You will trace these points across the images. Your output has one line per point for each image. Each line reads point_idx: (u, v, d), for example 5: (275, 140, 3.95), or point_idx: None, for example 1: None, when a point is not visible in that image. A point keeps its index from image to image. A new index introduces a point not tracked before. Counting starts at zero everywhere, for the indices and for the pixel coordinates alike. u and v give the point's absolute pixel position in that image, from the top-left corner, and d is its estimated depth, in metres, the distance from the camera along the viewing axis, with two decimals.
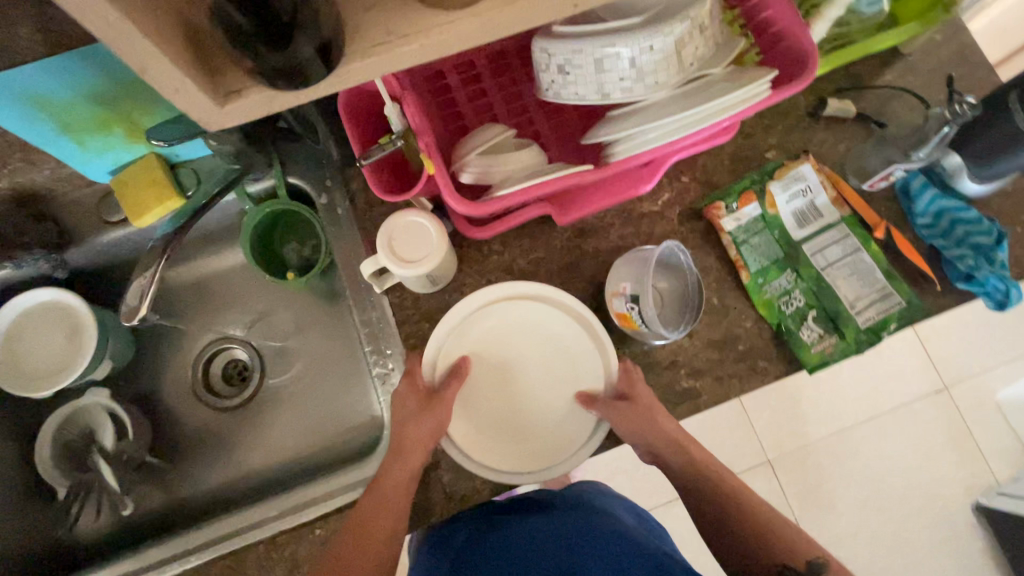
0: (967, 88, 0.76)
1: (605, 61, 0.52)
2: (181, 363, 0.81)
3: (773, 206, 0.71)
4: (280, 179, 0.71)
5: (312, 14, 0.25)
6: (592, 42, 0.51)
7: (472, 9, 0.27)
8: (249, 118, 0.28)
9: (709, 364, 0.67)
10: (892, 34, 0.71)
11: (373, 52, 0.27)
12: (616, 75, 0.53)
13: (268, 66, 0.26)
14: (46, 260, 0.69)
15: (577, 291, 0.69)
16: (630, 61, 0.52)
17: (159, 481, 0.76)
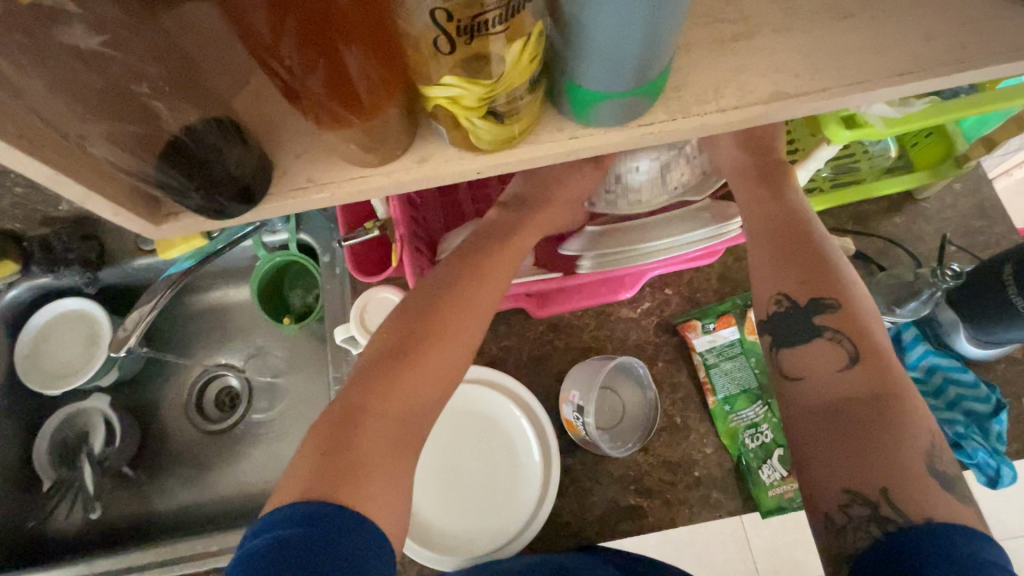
0: (982, 243, 0.73)
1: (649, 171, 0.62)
2: (181, 382, 0.88)
3: (752, 333, 0.70)
4: (293, 234, 0.78)
5: (232, 167, 0.29)
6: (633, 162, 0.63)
7: (383, 169, 0.31)
8: (189, 232, 0.32)
9: (659, 486, 0.65)
10: (899, 181, 0.71)
11: (291, 196, 0.31)
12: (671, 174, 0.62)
13: (187, 201, 0.29)
14: (81, 276, 0.79)
15: (543, 385, 0.70)
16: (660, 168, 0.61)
17: (134, 490, 0.81)
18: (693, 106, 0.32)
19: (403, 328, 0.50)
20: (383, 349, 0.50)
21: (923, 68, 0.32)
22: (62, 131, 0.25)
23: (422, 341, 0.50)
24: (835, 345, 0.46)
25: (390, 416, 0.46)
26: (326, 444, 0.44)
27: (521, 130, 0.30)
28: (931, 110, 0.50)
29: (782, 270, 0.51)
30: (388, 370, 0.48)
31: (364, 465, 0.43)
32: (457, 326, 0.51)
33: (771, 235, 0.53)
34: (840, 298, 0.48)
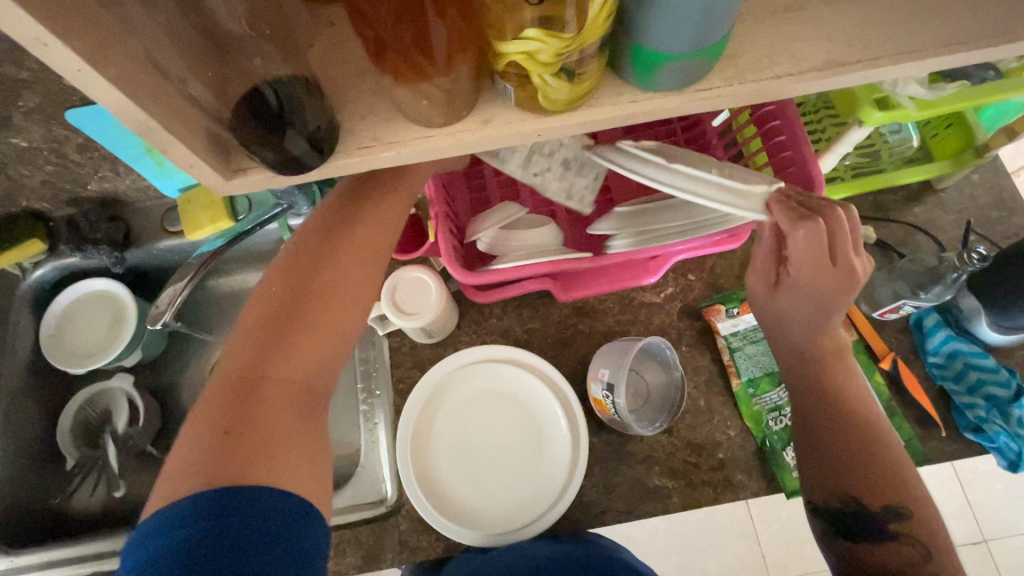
0: (1001, 232, 0.74)
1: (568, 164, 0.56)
2: (201, 365, 0.88)
3: None
4: None
5: (308, 118, 0.30)
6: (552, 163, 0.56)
7: (448, 128, 0.32)
8: (254, 189, 0.33)
9: (684, 467, 0.66)
10: (920, 170, 0.72)
11: (358, 154, 0.32)
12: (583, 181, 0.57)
13: (255, 151, 0.30)
14: (107, 256, 0.80)
15: (567, 368, 0.71)
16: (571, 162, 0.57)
17: (153, 471, 0.81)
18: (748, 72, 0.33)
19: (288, 285, 0.44)
20: (268, 309, 0.43)
21: (972, 39, 0.33)
22: (150, 79, 0.26)
23: (309, 296, 0.44)
24: (905, 543, 0.48)
25: (285, 381, 0.41)
26: (215, 417, 0.38)
27: (585, 92, 0.31)
28: (960, 93, 0.52)
29: (854, 469, 0.51)
30: (274, 341, 0.42)
31: (272, 437, 0.39)
32: (355, 277, 0.45)
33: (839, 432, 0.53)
34: (900, 493, 0.50)
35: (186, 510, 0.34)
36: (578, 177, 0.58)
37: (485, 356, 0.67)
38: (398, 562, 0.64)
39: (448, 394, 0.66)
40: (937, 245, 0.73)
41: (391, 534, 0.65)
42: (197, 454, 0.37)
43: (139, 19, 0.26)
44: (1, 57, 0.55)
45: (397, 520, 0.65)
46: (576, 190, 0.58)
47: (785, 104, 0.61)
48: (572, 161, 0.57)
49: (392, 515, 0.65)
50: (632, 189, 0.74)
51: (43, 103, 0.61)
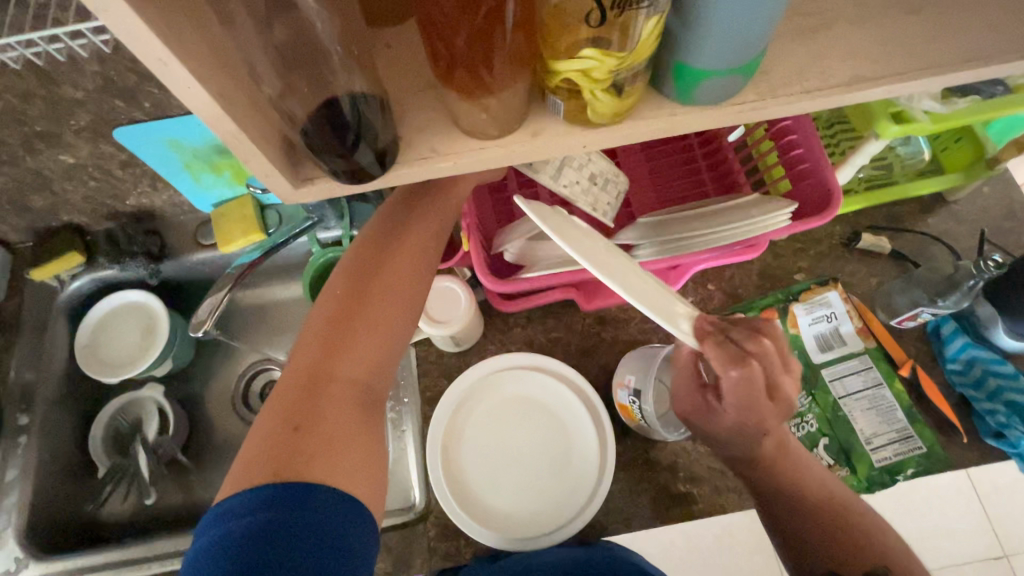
0: (1013, 242, 0.76)
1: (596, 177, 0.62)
2: (228, 375, 0.90)
3: (795, 326, 0.73)
4: (346, 231, 0.81)
5: (376, 132, 0.32)
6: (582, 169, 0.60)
7: (501, 140, 0.34)
8: (317, 198, 0.35)
9: (709, 473, 0.67)
10: (932, 182, 0.74)
11: (417, 163, 0.34)
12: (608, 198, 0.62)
13: (325, 161, 0.32)
14: (144, 268, 0.83)
15: (591, 376, 0.72)
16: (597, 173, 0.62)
17: (181, 480, 0.83)
18: (779, 87, 0.35)
19: (350, 287, 0.46)
20: (333, 310, 0.45)
21: (986, 57, 0.35)
22: (238, 95, 0.29)
23: (368, 299, 0.46)
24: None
25: (349, 380, 0.44)
26: (286, 414, 0.41)
27: (629, 106, 0.34)
28: (973, 108, 0.54)
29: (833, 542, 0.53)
30: (335, 341, 0.44)
31: (336, 435, 0.41)
32: (408, 280, 0.48)
33: (802, 517, 0.55)
34: (868, 541, 0.53)
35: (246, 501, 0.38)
36: (604, 192, 0.62)
37: (521, 364, 0.69)
38: (428, 567, 0.65)
39: (485, 398, 0.68)
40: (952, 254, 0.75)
41: (420, 540, 0.66)
42: (271, 447, 0.39)
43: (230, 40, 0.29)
44: (60, 79, 0.58)
45: (426, 526, 0.66)
46: (601, 203, 0.62)
47: (794, 120, 0.65)
48: (599, 178, 0.62)
49: (422, 521, 0.66)
50: (651, 202, 0.77)
51: (94, 122, 0.65)
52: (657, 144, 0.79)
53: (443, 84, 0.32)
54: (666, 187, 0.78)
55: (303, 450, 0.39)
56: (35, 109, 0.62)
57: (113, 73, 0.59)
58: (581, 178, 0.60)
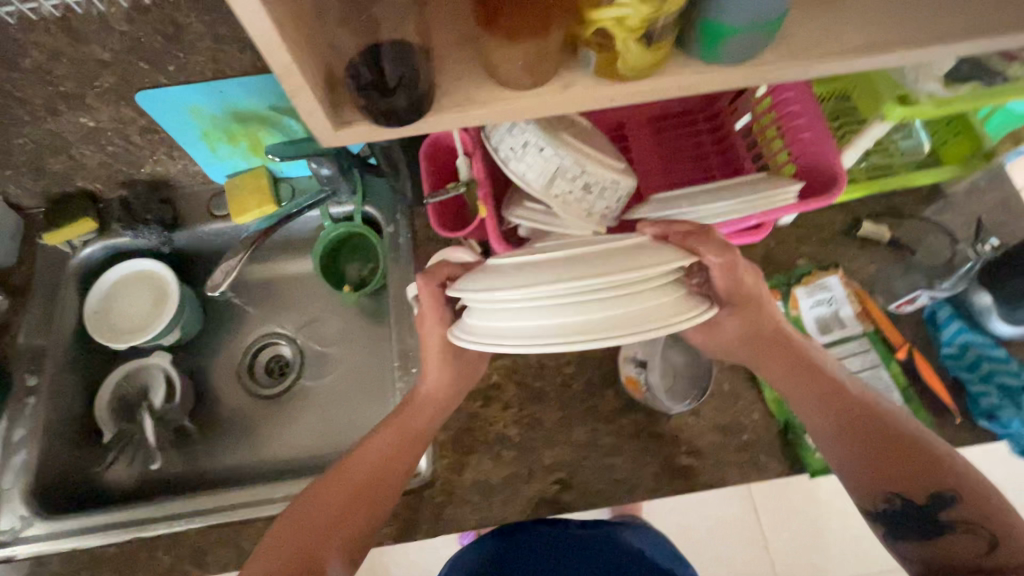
0: (1009, 234, 0.79)
1: (594, 188, 0.59)
2: (234, 350, 0.92)
3: (796, 308, 0.75)
4: (359, 205, 0.82)
5: (416, 79, 0.34)
6: (579, 179, 0.58)
7: (533, 92, 0.36)
8: (353, 144, 0.37)
9: (711, 448, 0.69)
10: (930, 173, 0.77)
11: (452, 111, 0.36)
12: (605, 203, 0.61)
13: (367, 99, 0.35)
14: (157, 236, 0.82)
15: (596, 353, 0.74)
16: (596, 184, 0.59)
17: (186, 448, 0.84)
18: (799, 51, 0.37)
19: (292, 530, 0.59)
20: (291, 526, 0.59)
21: (991, 29, 0.37)
22: (292, 29, 0.30)
23: (358, 499, 0.61)
24: (968, 535, 0.54)
25: (374, 468, 0.63)
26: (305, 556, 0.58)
27: (661, 59, 0.35)
28: (975, 92, 0.56)
29: (879, 472, 0.58)
30: (343, 513, 0.61)
31: (321, 526, 0.60)
32: (388, 480, 0.62)
33: (866, 440, 0.59)
34: (944, 483, 0.56)
35: None
36: (601, 199, 0.60)
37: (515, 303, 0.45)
38: (432, 532, 0.67)
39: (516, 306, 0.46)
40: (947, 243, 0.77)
41: (427, 506, 0.67)
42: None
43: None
44: (88, 38, 0.60)
45: (432, 493, 0.67)
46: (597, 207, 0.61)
47: (821, 135, 0.65)
48: (597, 185, 0.60)
49: (427, 487, 0.68)
50: (659, 185, 0.79)
51: (118, 84, 0.65)
52: (665, 130, 0.81)
53: (486, 33, 0.35)
54: (675, 171, 0.79)
55: (351, 513, 0.61)
56: (62, 69, 0.63)
57: (141, 34, 0.60)
58: (577, 186, 0.59)
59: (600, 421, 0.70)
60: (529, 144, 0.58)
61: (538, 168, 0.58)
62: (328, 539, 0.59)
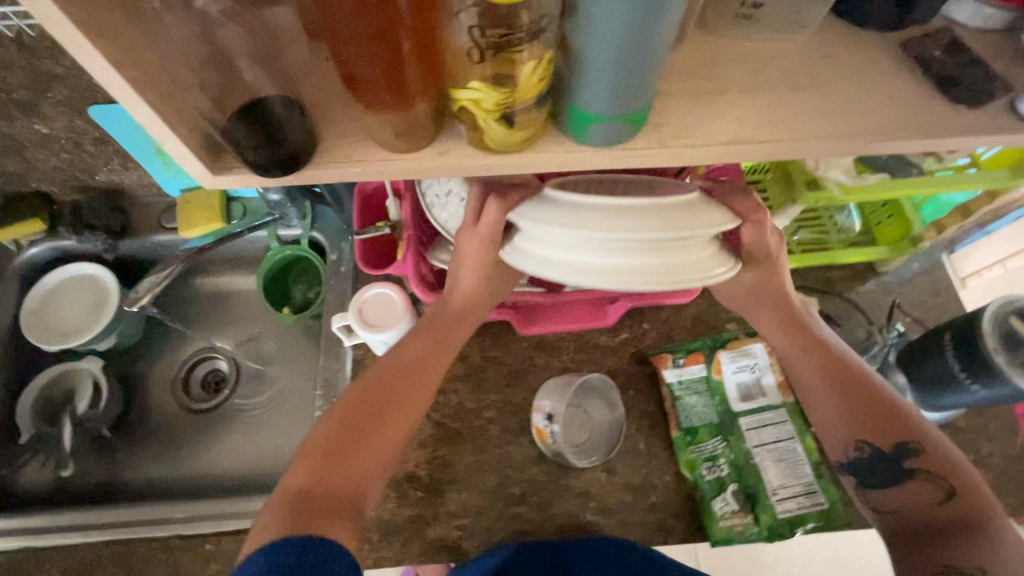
0: (937, 317, 0.80)
1: None
2: (171, 360, 0.92)
3: (719, 373, 0.75)
4: (306, 230, 0.84)
5: (292, 135, 0.36)
6: None
7: (409, 155, 0.38)
8: (234, 188, 0.38)
9: (618, 506, 0.69)
10: (861, 251, 0.78)
11: (329, 166, 0.37)
12: None
13: (240, 150, 0.36)
14: (102, 242, 0.84)
15: (518, 398, 0.74)
16: None
17: (106, 456, 0.83)
18: (668, 140, 0.38)
19: (370, 386, 0.55)
20: (325, 432, 0.51)
21: (854, 135, 0.39)
22: (161, 83, 0.32)
23: (371, 417, 0.53)
24: (925, 483, 0.51)
25: (395, 407, 0.55)
26: (289, 506, 0.46)
27: (528, 137, 0.37)
28: (886, 184, 0.58)
29: (857, 418, 0.55)
30: (340, 440, 0.51)
31: (343, 459, 0.50)
32: (404, 411, 0.55)
33: (834, 394, 0.57)
34: (916, 436, 0.53)
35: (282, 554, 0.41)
36: None
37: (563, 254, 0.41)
38: None
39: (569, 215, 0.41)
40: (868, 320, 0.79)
41: None
42: (276, 510, 0.46)
43: (151, 40, 0.32)
44: (42, 53, 0.62)
45: None
46: None
47: None
48: None
49: None
50: None
51: (70, 97, 0.67)
52: None
53: (354, 98, 0.35)
54: None
55: (349, 432, 0.52)
56: (16, 78, 0.65)
57: None
58: None
59: (512, 468, 0.70)
60: (452, 193, 0.60)
61: (459, 218, 0.60)
62: (318, 463, 0.49)
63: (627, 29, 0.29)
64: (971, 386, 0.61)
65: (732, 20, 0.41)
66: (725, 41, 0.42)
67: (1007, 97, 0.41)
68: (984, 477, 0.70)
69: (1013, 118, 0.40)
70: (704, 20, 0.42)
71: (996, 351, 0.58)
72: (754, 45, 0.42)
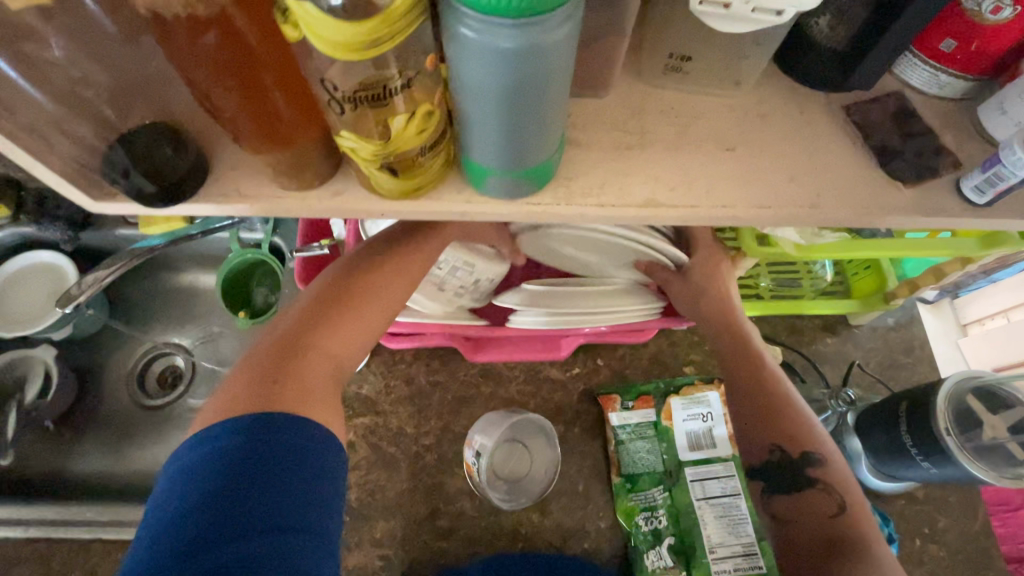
0: (907, 377, 0.76)
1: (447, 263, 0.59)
2: (128, 353, 0.91)
3: (668, 419, 0.72)
4: (266, 235, 0.83)
5: (177, 168, 0.34)
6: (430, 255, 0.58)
7: (299, 193, 0.35)
8: (120, 213, 0.36)
9: (547, 550, 0.67)
10: (831, 303, 0.75)
11: (216, 199, 0.35)
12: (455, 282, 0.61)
13: (116, 184, 0.34)
14: (62, 234, 0.84)
15: (459, 427, 0.72)
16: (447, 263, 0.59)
17: (52, 446, 0.83)
18: (576, 196, 0.36)
19: (345, 274, 0.54)
20: (312, 300, 0.53)
21: (779, 206, 0.36)
22: (22, 108, 0.30)
23: (349, 294, 0.53)
24: (826, 498, 0.53)
25: (386, 299, 0.54)
26: (263, 372, 0.46)
27: (423, 182, 0.35)
28: (845, 244, 0.54)
29: (768, 424, 0.57)
30: (320, 313, 0.52)
31: (319, 344, 0.50)
32: (380, 298, 0.54)
33: (752, 406, 0.59)
34: (818, 448, 0.55)
35: (226, 436, 0.41)
36: (450, 277, 0.60)
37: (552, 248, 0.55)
38: None
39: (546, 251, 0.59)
40: (826, 378, 0.75)
41: None
42: (264, 358, 0.48)
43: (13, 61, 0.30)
44: None
45: None
46: (448, 285, 0.61)
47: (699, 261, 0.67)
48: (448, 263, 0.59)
49: None
50: None
51: None
52: None
53: (228, 133, 0.33)
54: None
55: (333, 307, 0.52)
56: None
57: None
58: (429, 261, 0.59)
59: (444, 500, 0.68)
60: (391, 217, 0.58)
61: None
62: (293, 345, 0.49)
63: (496, 88, 0.27)
64: (923, 465, 0.57)
65: (663, 70, 0.39)
66: (657, 91, 0.40)
67: (954, 174, 0.38)
68: (935, 553, 0.67)
69: (956, 198, 0.37)
70: (636, 67, 0.40)
71: (947, 433, 0.54)
72: (686, 99, 0.39)
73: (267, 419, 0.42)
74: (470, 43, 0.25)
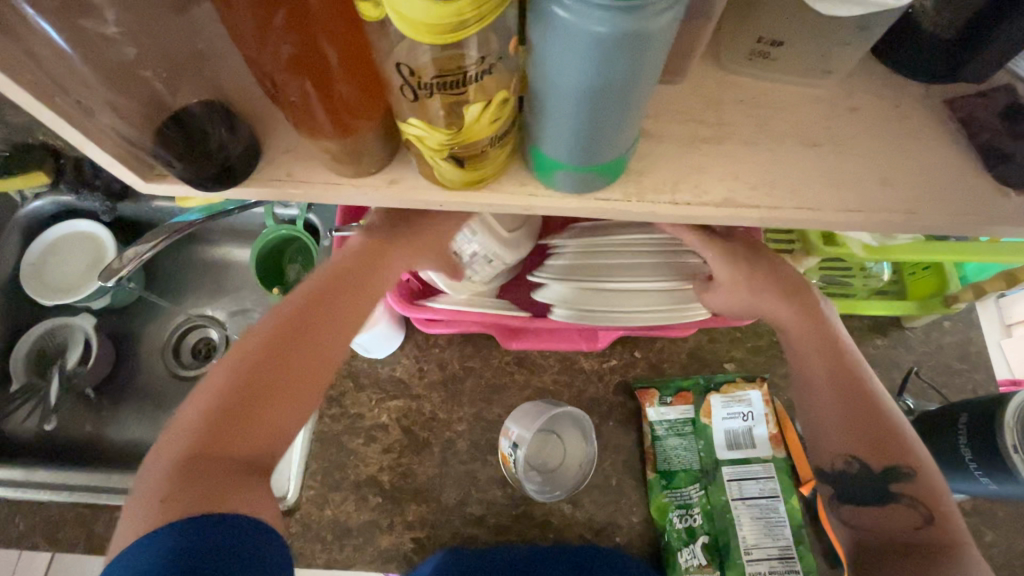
0: (960, 384, 0.73)
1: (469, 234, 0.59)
2: (164, 324, 0.92)
3: (707, 416, 0.70)
4: (301, 212, 0.83)
5: (229, 149, 0.32)
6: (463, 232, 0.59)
7: (355, 180, 0.34)
8: (170, 194, 0.35)
9: (578, 541, 0.66)
10: (885, 304, 0.71)
11: (269, 184, 0.34)
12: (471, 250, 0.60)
13: (167, 165, 0.32)
14: (100, 203, 0.84)
15: (492, 415, 0.71)
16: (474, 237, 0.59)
17: (91, 412, 0.85)
18: (648, 193, 0.34)
19: (274, 332, 0.45)
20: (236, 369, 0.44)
21: (871, 211, 0.33)
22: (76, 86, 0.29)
23: (281, 357, 0.45)
24: (910, 508, 0.48)
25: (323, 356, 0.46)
26: (183, 481, 0.39)
27: (488, 174, 0.32)
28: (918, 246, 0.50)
29: (845, 424, 0.51)
30: (244, 392, 0.43)
31: (250, 424, 0.43)
32: (321, 355, 0.46)
33: (834, 401, 0.52)
34: (902, 450, 0.50)
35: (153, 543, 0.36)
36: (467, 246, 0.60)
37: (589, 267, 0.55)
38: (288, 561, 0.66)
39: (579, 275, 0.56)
40: None
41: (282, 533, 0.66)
42: (180, 462, 0.40)
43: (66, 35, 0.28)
44: None
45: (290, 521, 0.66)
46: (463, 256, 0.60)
47: None
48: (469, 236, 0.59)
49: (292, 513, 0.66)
50: None
51: None
52: None
53: (285, 117, 0.31)
54: None
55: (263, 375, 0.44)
56: None
57: None
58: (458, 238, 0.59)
59: (476, 486, 0.68)
60: None
61: None
62: (216, 435, 0.42)
63: (584, 76, 0.25)
64: (980, 479, 0.55)
65: (747, 55, 0.35)
66: (736, 79, 0.36)
67: None
68: None
69: None
70: (714, 51, 0.37)
71: (1014, 450, 0.51)
72: (769, 90, 0.36)
73: (198, 524, 0.37)
74: (562, 26, 0.23)
